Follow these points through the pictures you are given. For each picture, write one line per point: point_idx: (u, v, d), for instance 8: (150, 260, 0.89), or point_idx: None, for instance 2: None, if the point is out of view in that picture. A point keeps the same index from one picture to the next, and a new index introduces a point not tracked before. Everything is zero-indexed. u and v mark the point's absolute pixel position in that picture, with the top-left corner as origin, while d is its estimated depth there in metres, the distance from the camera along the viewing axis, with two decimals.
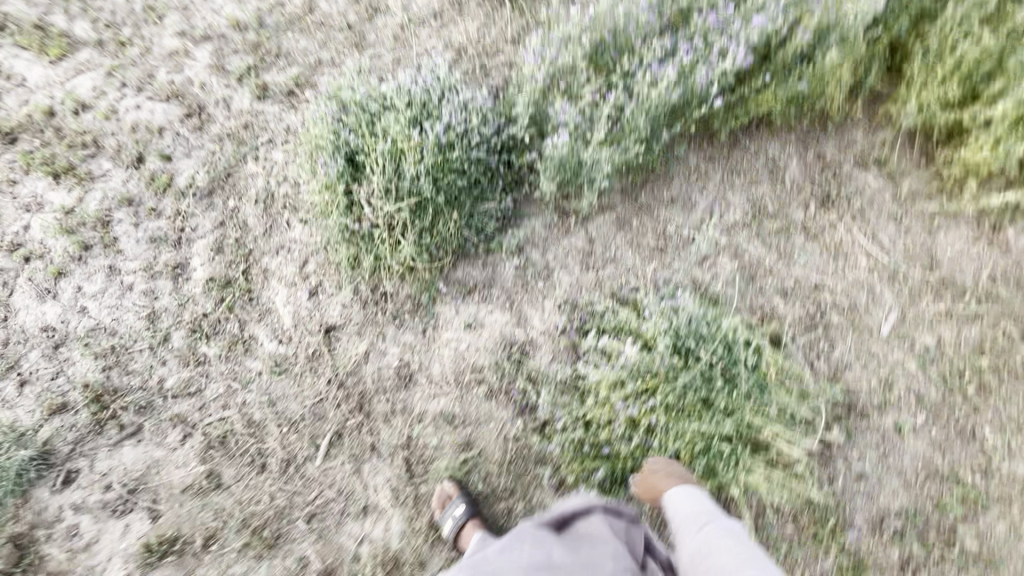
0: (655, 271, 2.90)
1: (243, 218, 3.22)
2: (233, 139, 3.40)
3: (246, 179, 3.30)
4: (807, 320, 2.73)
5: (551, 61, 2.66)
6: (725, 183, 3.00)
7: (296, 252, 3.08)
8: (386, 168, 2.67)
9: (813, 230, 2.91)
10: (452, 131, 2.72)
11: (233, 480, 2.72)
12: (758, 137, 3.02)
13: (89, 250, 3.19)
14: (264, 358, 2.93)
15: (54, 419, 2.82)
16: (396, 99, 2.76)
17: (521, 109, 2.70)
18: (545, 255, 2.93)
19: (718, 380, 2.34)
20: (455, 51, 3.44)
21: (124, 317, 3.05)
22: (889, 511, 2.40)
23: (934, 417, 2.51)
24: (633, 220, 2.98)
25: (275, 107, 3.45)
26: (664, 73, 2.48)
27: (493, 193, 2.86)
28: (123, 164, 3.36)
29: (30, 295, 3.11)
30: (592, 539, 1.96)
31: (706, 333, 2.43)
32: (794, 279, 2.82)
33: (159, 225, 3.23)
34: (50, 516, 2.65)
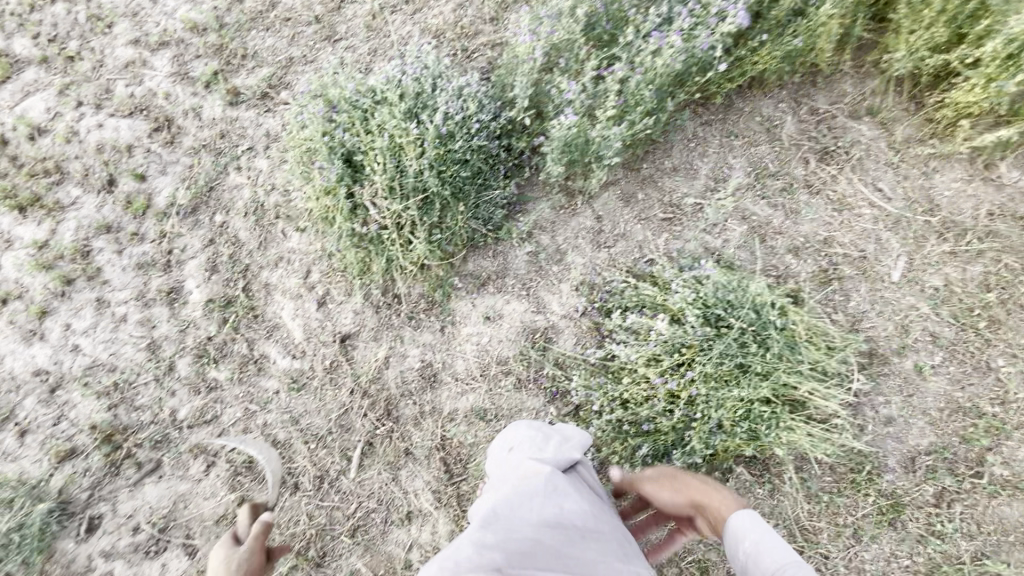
0: (667, 241, 2.86)
1: (233, 232, 3.05)
2: (209, 150, 3.20)
3: (231, 191, 3.13)
4: (822, 275, 2.77)
5: (547, 37, 2.56)
6: (725, 147, 2.99)
7: (297, 262, 2.96)
8: (387, 166, 2.56)
9: (816, 185, 2.94)
10: (451, 121, 2.62)
11: (267, 504, 2.65)
12: (751, 98, 3.03)
13: (71, 284, 2.99)
14: (280, 375, 2.82)
15: (65, 466, 2.67)
16: (388, 92, 2.65)
17: (521, 91, 2.62)
18: (556, 237, 2.88)
19: (751, 343, 2.38)
20: (433, 35, 3.29)
21: (122, 351, 2.87)
22: (920, 449, 2.51)
23: (950, 356, 2.62)
24: (637, 194, 2.94)
25: (250, 111, 3.26)
26: (666, 41, 2.38)
27: (496, 180, 2.79)
28: (94, 189, 3.15)
29: (14, 339, 2.91)
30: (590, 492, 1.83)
31: (734, 299, 2.45)
32: (804, 235, 2.86)
33: (144, 249, 3.05)
34: (80, 567, 2.54)
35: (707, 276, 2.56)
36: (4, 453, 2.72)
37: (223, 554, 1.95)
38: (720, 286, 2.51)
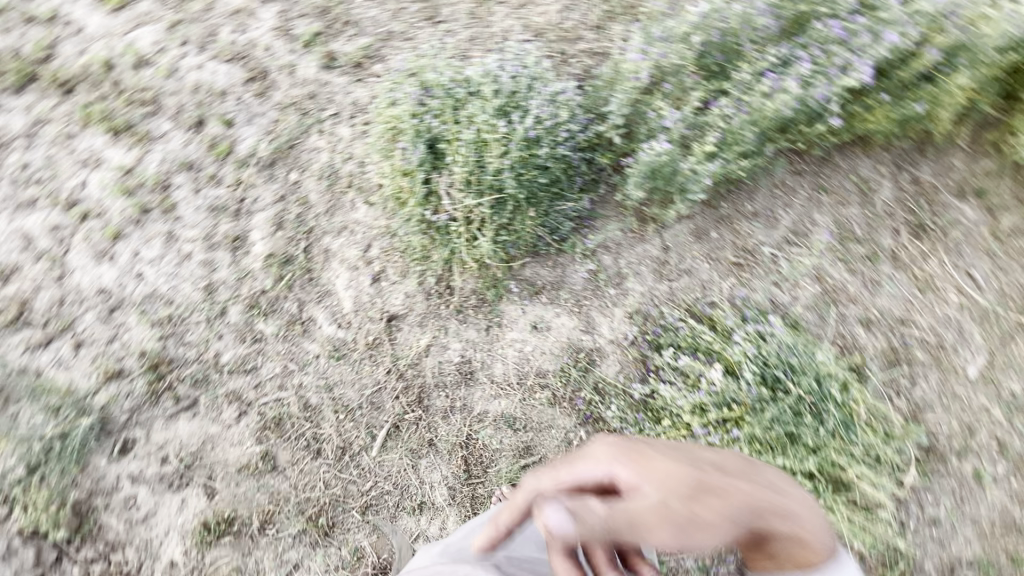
0: (733, 287, 2.76)
1: (304, 193, 3.11)
2: (297, 109, 3.26)
3: (310, 152, 3.18)
4: (890, 355, 2.64)
5: (656, 60, 2.53)
6: (813, 201, 2.85)
7: (360, 234, 3.00)
8: (469, 160, 2.57)
9: (902, 259, 2.78)
10: (541, 125, 2.59)
11: (288, 464, 2.69)
12: (851, 156, 2.87)
13: (147, 214, 3.11)
14: (323, 341, 2.86)
15: (111, 385, 2.79)
16: (484, 86, 2.64)
17: (617, 108, 2.57)
18: (619, 260, 2.82)
19: (806, 415, 2.30)
20: (534, 33, 3.24)
21: (181, 287, 2.97)
22: (960, 557, 2.39)
23: (1016, 468, 2.47)
24: (711, 232, 2.83)
25: (342, 78, 3.30)
26: (782, 85, 2.32)
27: (571, 192, 2.72)
28: (184, 127, 3.25)
29: (87, 255, 3.05)
30: None
31: (798, 363, 2.39)
32: (880, 309, 2.71)
33: (219, 193, 3.13)
34: (107, 485, 2.64)
35: (772, 333, 2.50)
36: (58, 361, 2.86)
37: None
38: (785, 348, 2.45)
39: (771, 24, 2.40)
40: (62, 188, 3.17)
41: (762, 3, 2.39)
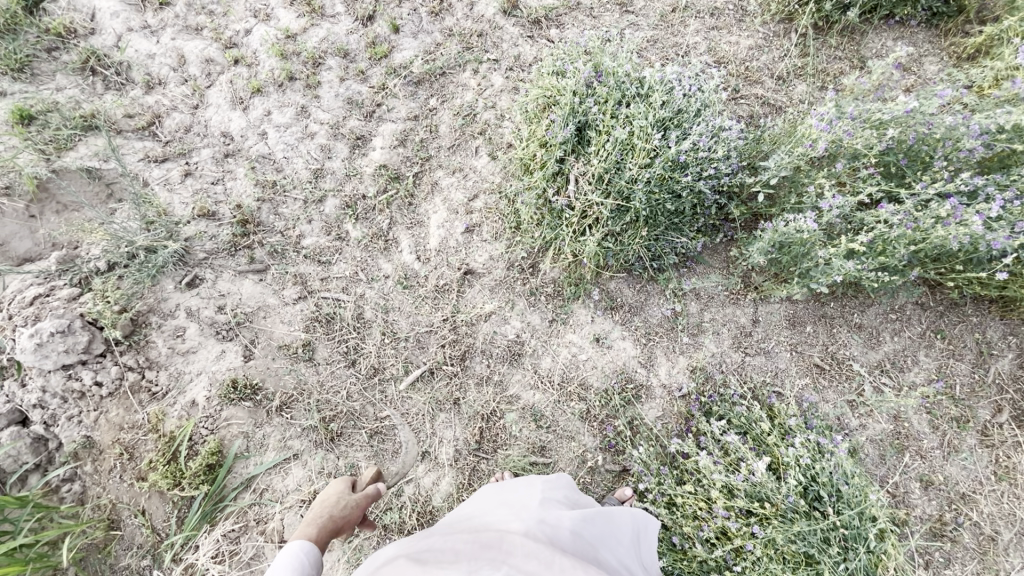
0: (805, 387, 2.64)
1: (437, 122, 3.13)
2: (461, 40, 3.25)
3: (457, 87, 3.19)
4: (936, 524, 2.49)
5: (840, 136, 2.34)
6: (924, 340, 2.67)
7: (471, 182, 3.01)
8: (610, 157, 2.50)
9: (993, 438, 2.58)
10: (694, 153, 2.47)
11: (323, 360, 2.78)
12: (984, 313, 2.67)
13: (291, 82, 3.21)
14: (398, 265, 2.91)
15: (201, 222, 2.93)
16: (655, 92, 2.55)
17: (776, 168, 2.42)
18: (704, 312, 2.73)
19: (831, 544, 2.20)
20: (717, 59, 3.11)
21: (294, 161, 3.07)
22: None
23: None
24: (808, 325, 2.70)
25: (515, 29, 3.27)
26: (962, 217, 2.13)
27: (689, 229, 2.66)
28: (354, 15, 3.31)
29: (226, 97, 3.18)
30: (599, 529, 1.84)
31: (847, 493, 2.24)
32: (945, 476, 2.54)
33: (361, 90, 3.19)
34: (166, 308, 2.79)
35: (833, 452, 2.35)
36: (166, 181, 3.01)
37: (340, 489, 2.17)
38: (839, 471, 2.29)
39: (975, 150, 2.22)
40: (228, 28, 3.30)
41: (978, 125, 2.17)
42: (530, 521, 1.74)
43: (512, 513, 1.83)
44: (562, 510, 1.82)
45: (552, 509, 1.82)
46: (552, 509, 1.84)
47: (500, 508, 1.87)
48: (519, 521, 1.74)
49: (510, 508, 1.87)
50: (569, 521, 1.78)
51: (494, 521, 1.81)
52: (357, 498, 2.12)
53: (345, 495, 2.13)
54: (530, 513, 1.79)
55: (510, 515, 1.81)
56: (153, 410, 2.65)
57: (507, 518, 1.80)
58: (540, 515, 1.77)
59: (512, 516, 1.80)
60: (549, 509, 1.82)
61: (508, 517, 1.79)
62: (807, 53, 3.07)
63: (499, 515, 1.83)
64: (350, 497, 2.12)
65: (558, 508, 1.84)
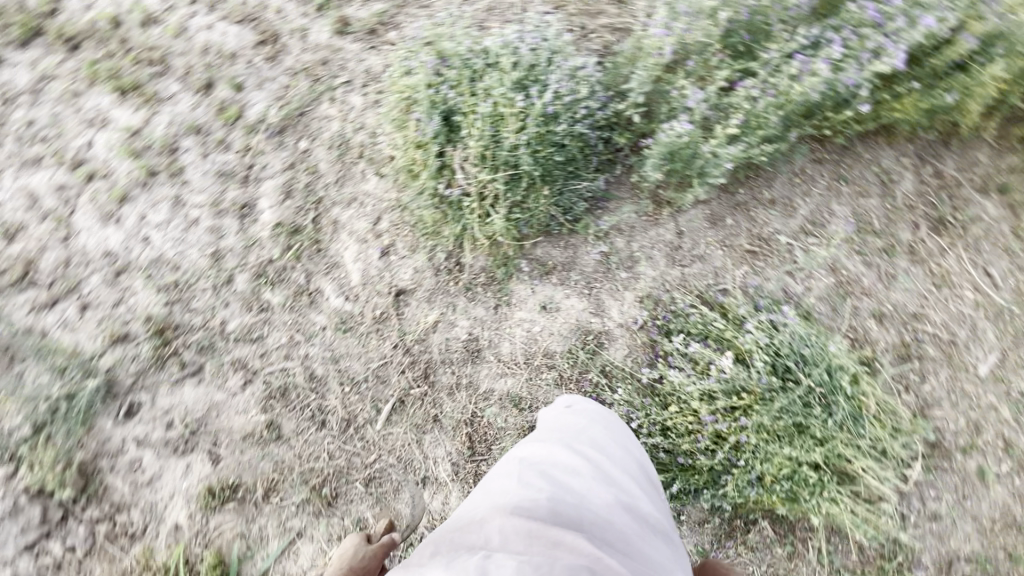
0: (745, 275, 2.73)
1: (314, 162, 3.11)
2: (307, 74, 3.26)
3: (321, 121, 3.17)
4: (901, 350, 2.60)
5: (680, 35, 2.44)
6: (831, 192, 2.81)
7: (369, 207, 2.99)
8: (484, 134, 2.51)
9: (920, 253, 2.74)
10: (560, 101, 2.51)
11: (292, 433, 2.70)
12: (874, 145, 2.84)
13: (154, 177, 3.10)
14: (330, 313, 2.88)
15: (117, 348, 2.80)
16: (502, 58, 2.53)
17: (637, 85, 2.51)
18: (631, 243, 2.79)
19: (814, 405, 2.30)
20: (555, 5, 3.18)
21: (188, 253, 2.98)
22: (961, 555, 2.35)
23: (1019, 468, 2.44)
24: (727, 218, 2.81)
25: (354, 45, 3.28)
26: (813, 68, 2.25)
27: (586, 171, 2.68)
28: (192, 89, 3.26)
29: (94, 217, 3.04)
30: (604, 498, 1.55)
31: (810, 355, 2.35)
32: (893, 303, 2.67)
33: (228, 158, 3.14)
34: (113, 447, 2.65)
35: (785, 323, 2.47)
36: (64, 323, 2.85)
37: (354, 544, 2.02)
38: (796, 339, 2.41)
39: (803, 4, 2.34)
40: (68, 147, 3.14)
41: None
42: (508, 500, 1.48)
43: (498, 491, 1.57)
44: (544, 481, 1.54)
45: (535, 482, 1.54)
46: (535, 480, 1.55)
47: (485, 489, 1.63)
48: (497, 502, 1.49)
49: (490, 488, 1.62)
50: (554, 490, 1.51)
51: (475, 505, 1.57)
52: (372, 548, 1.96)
53: (359, 547, 1.99)
54: (508, 491, 1.52)
55: (486, 497, 1.56)
56: (139, 550, 2.54)
57: (487, 499, 1.56)
58: (519, 492, 1.50)
59: (492, 496, 1.55)
60: (530, 481, 1.55)
61: (486, 499, 1.54)
62: None
63: (477, 499, 1.58)
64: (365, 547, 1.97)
65: (544, 478, 1.56)
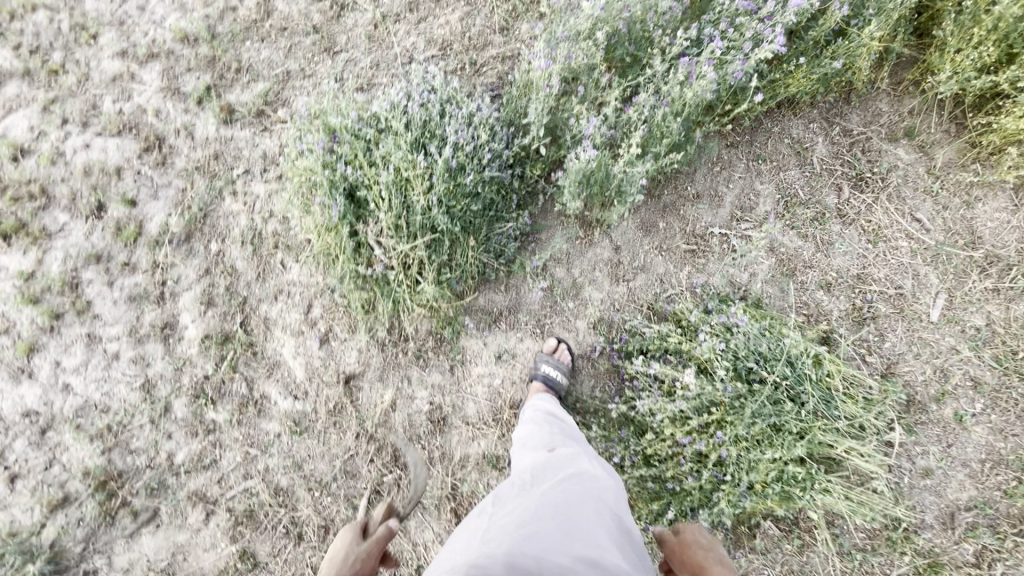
0: (690, 275, 2.72)
1: (230, 262, 2.94)
2: (202, 172, 3.09)
3: (227, 218, 3.01)
4: (855, 314, 2.60)
5: (564, 62, 2.36)
6: (752, 172, 2.81)
7: (297, 296, 2.84)
8: (393, 204, 2.38)
9: (849, 214, 2.76)
10: (462, 152, 2.40)
11: (269, 556, 2.65)
12: (780, 118, 2.83)
13: (60, 318, 2.88)
14: (281, 417, 2.72)
15: (58, 516, 2.65)
16: (393, 121, 2.41)
17: (535, 118, 2.42)
18: (571, 270, 2.73)
19: (785, 402, 2.23)
20: (440, 46, 3.20)
21: (116, 391, 2.78)
22: (959, 505, 2.35)
23: (992, 404, 2.46)
24: (659, 223, 2.78)
25: (245, 131, 3.14)
26: (698, 70, 2.22)
27: (509, 212, 2.64)
28: (82, 215, 3.04)
29: (3, 377, 2.80)
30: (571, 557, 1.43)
31: (768, 351, 2.28)
32: (836, 270, 2.68)
33: (137, 280, 2.93)
34: None
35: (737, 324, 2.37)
36: None
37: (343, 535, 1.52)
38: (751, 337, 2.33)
39: (676, 6, 2.31)
40: None
41: None
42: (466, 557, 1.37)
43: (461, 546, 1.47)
44: (508, 536, 1.44)
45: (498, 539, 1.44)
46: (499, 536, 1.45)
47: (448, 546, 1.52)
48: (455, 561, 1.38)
49: (454, 544, 1.52)
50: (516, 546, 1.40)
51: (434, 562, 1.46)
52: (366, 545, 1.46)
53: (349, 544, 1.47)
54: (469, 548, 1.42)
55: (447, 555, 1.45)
56: None
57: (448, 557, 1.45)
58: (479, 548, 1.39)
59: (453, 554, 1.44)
60: (494, 537, 1.44)
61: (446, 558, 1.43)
62: None
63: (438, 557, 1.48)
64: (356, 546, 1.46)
65: (508, 533, 1.46)
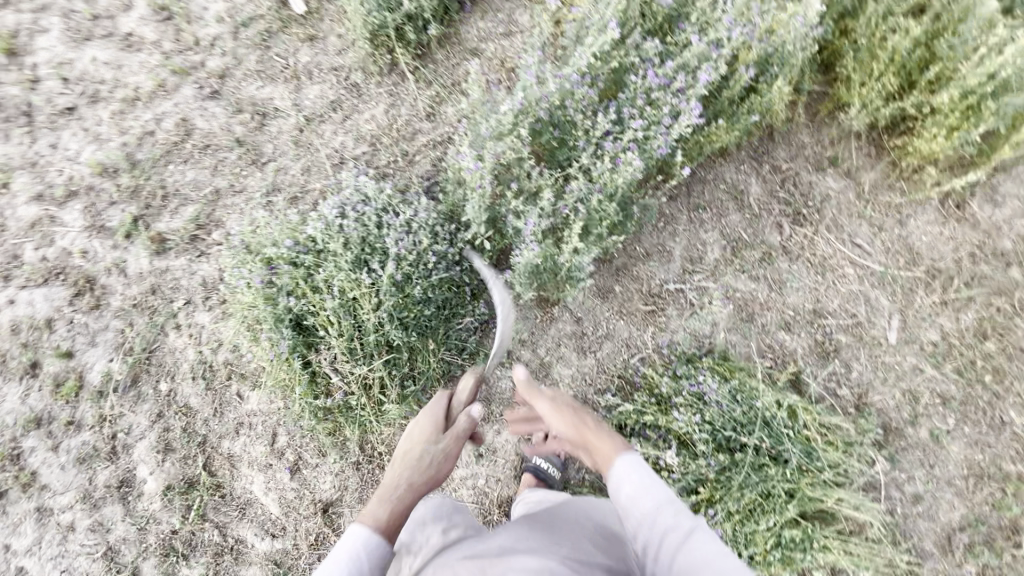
0: (655, 335, 2.73)
1: (183, 400, 2.80)
2: (141, 309, 2.95)
3: (174, 353, 2.87)
4: (818, 349, 2.64)
5: (492, 161, 2.38)
6: (694, 223, 2.86)
7: (260, 426, 2.71)
8: (344, 326, 2.37)
9: (793, 250, 2.81)
10: (405, 263, 2.39)
11: None
12: (712, 166, 2.89)
13: (5, 496, 2.68)
14: (261, 559, 2.66)
15: None
16: (331, 244, 2.37)
17: (474, 217, 2.40)
18: (537, 351, 2.71)
19: (768, 465, 2.20)
20: (369, 142, 3.20)
21: (77, 564, 2.66)
22: (952, 526, 2.37)
23: (963, 417, 2.49)
24: (614, 287, 2.78)
25: (180, 258, 3.03)
26: (627, 159, 2.25)
27: (465, 306, 2.60)
28: (14, 377, 2.84)
29: None
30: None
31: (743, 417, 2.25)
32: (792, 307, 2.72)
33: (84, 438, 2.76)
34: None
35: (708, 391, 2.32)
36: None
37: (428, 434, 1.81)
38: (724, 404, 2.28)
39: (591, 91, 2.35)
40: None
41: (573, 73, 2.30)
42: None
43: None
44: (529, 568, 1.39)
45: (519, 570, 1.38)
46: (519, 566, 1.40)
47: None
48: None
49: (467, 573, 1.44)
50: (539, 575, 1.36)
51: None
52: (447, 446, 1.78)
53: (432, 444, 1.78)
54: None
55: None
56: None
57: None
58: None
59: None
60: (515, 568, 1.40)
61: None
62: (429, 81, 3.24)
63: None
64: (438, 446, 1.78)
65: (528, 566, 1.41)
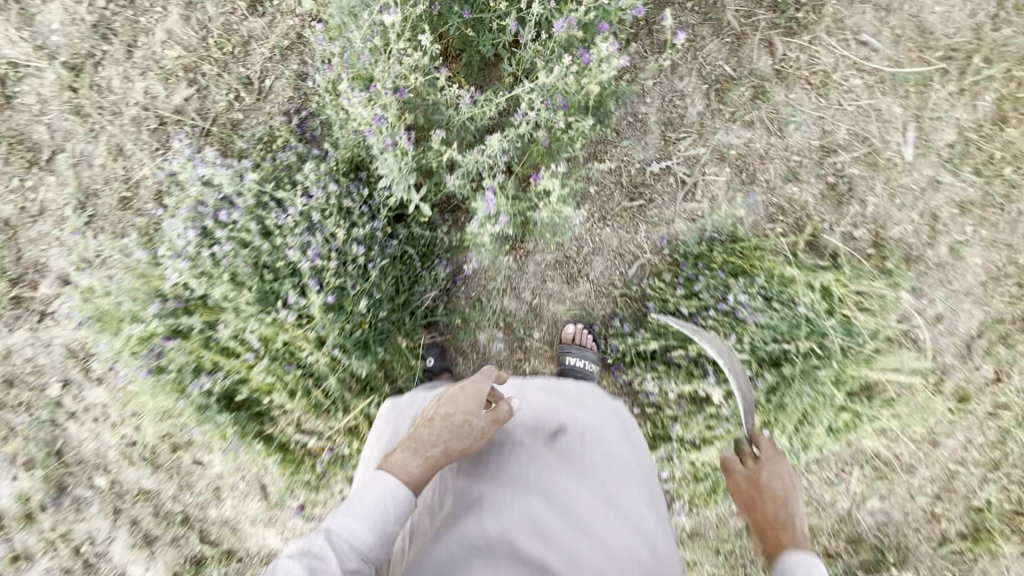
0: (652, 232, 2.25)
1: (134, 488, 2.29)
2: (10, 409, 2.23)
3: (91, 443, 2.27)
4: (833, 193, 2.25)
5: (393, 99, 1.67)
6: (668, 73, 2.23)
7: (244, 484, 2.30)
8: (291, 383, 1.81)
9: (789, 75, 2.24)
10: (329, 276, 1.75)
11: None
12: None
13: None
14: None
15: None
16: (218, 292, 1.71)
17: (399, 185, 1.72)
18: (522, 295, 2.22)
19: (817, 365, 2.02)
20: (188, 74, 2.13)
21: None
22: (973, 333, 2.30)
23: (982, 221, 2.26)
24: (592, 189, 2.24)
25: (17, 332, 2.20)
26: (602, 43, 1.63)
27: (419, 278, 2.01)
28: None
29: None
30: None
31: (785, 325, 2.01)
32: (798, 151, 2.25)
33: (41, 566, 2.27)
34: None
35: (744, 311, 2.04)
36: None
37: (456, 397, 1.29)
38: (763, 322, 2.03)
39: None
40: None
41: None
42: None
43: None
44: None
45: None
46: None
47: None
48: None
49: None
50: None
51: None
52: (482, 422, 1.25)
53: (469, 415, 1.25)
54: None
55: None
56: None
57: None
58: None
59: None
60: None
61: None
62: None
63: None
64: (475, 418, 1.25)
65: None
